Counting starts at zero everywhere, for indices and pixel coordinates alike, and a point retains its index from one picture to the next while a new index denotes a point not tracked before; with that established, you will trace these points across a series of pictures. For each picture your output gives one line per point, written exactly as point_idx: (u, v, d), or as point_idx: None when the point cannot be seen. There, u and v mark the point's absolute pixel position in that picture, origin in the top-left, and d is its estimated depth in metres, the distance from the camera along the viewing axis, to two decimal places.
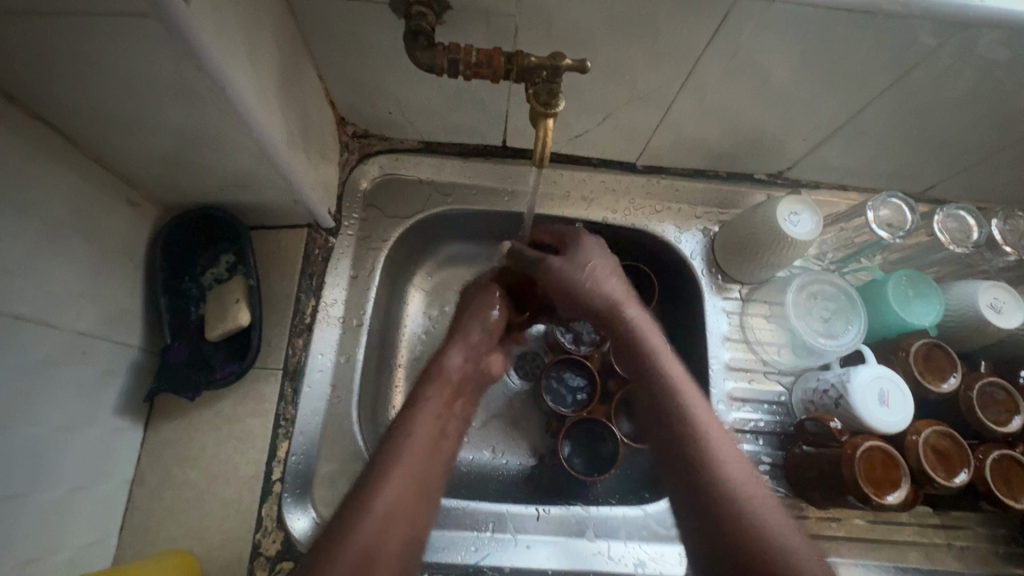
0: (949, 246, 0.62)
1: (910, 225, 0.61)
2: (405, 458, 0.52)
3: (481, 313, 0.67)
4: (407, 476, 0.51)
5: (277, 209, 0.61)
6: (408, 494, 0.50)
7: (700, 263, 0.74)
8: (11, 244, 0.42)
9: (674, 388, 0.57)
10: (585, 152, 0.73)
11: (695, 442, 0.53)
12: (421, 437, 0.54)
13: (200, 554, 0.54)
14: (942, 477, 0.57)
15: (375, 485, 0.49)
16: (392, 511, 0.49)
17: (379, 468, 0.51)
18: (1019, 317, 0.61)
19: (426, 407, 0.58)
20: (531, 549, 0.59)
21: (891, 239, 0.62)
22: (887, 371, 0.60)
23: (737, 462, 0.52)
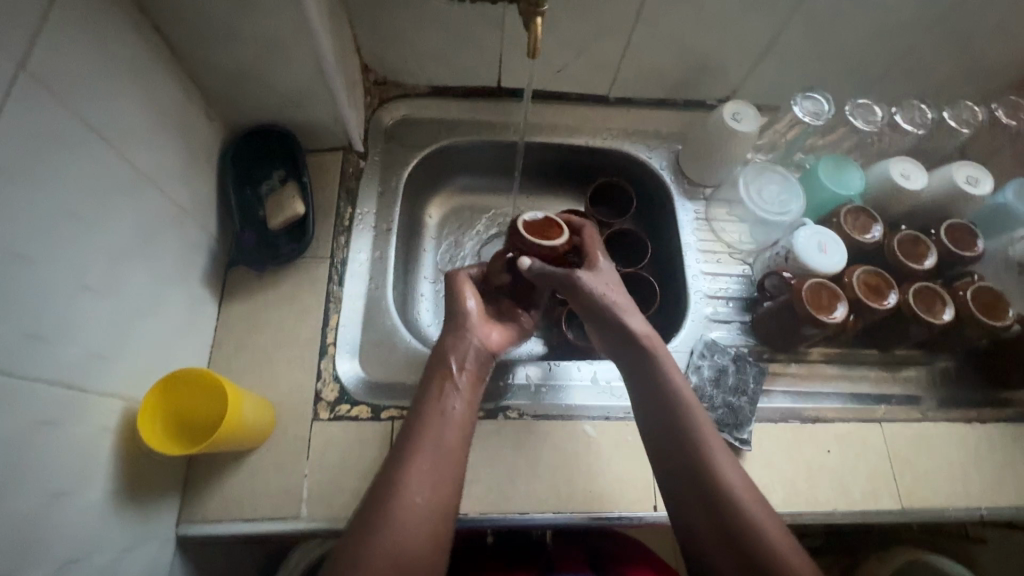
0: (862, 126, 0.77)
1: (827, 112, 0.76)
2: (399, 471, 0.54)
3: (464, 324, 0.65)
4: (411, 493, 0.52)
5: (320, 130, 0.75)
6: (421, 505, 0.52)
7: (669, 174, 0.89)
8: (141, 121, 0.55)
9: (675, 420, 0.59)
10: (566, 88, 0.88)
11: (707, 468, 0.56)
12: (435, 440, 0.56)
13: (273, 399, 0.65)
14: (874, 302, 0.70)
15: (394, 493, 0.52)
16: (402, 528, 0.50)
17: (384, 492, 0.52)
18: (923, 179, 0.77)
19: (432, 417, 0.58)
20: (543, 393, 0.71)
21: (813, 122, 0.76)
22: (823, 228, 0.74)
23: (757, 499, 0.55)
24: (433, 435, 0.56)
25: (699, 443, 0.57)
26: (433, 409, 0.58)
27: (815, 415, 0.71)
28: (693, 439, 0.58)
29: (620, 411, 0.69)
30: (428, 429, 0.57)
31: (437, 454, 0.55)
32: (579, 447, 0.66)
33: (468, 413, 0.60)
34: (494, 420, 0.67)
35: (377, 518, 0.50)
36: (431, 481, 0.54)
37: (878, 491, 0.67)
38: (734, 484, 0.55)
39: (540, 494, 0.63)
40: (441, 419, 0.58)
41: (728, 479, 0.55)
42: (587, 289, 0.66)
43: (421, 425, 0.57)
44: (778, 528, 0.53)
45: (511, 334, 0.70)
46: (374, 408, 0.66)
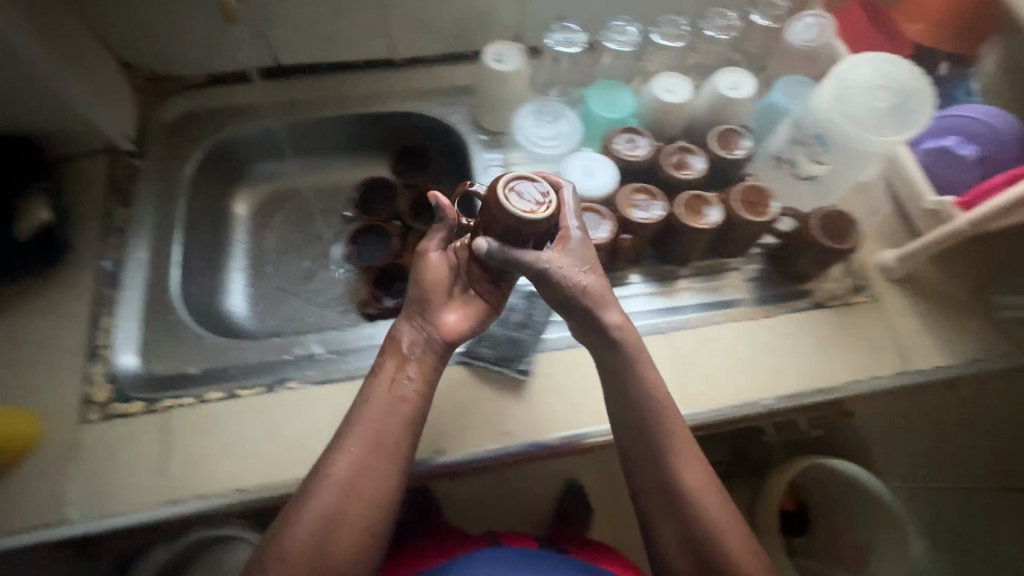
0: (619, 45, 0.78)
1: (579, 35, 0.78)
2: (339, 466, 0.54)
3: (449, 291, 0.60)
4: (333, 498, 0.53)
5: (75, 129, 0.75)
6: (343, 507, 0.53)
7: (464, 125, 0.88)
8: None
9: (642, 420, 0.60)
10: (345, 56, 0.87)
11: (665, 469, 0.59)
12: (363, 435, 0.55)
13: (38, 409, 0.64)
14: (639, 218, 0.71)
15: (314, 489, 0.54)
16: (322, 531, 0.53)
17: (307, 489, 0.54)
18: (686, 91, 0.78)
19: (367, 411, 0.56)
20: (328, 361, 0.70)
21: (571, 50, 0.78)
22: (591, 152, 0.75)
23: (723, 495, 0.59)
24: (371, 434, 0.55)
25: (665, 442, 0.59)
26: (370, 402, 0.57)
27: None
28: (652, 439, 0.59)
29: None
30: (362, 428, 0.55)
31: (376, 458, 0.55)
32: None
33: (413, 404, 0.57)
34: (273, 394, 0.67)
35: (298, 517, 0.53)
36: (363, 486, 0.54)
37: None
38: (681, 452, 0.59)
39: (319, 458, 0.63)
40: (374, 422, 0.56)
41: (681, 445, 0.60)
42: (555, 276, 0.56)
43: (354, 423, 0.56)
44: (731, 520, 0.58)
45: (479, 310, 0.61)
46: (147, 402, 0.65)
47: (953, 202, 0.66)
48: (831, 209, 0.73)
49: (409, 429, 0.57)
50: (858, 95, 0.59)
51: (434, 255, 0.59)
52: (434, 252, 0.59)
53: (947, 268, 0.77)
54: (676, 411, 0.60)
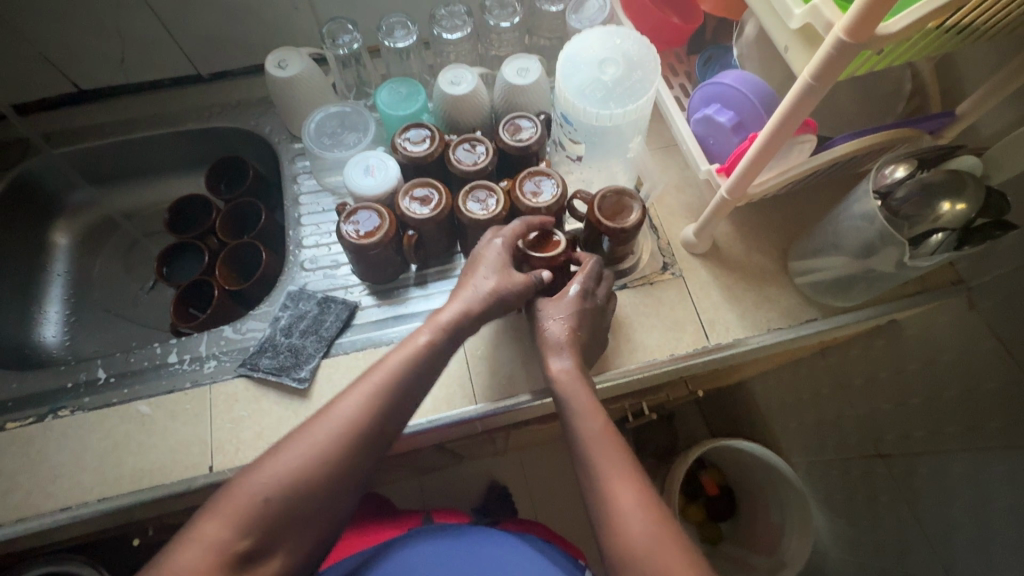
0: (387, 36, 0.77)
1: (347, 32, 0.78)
2: (343, 412, 0.51)
3: (474, 278, 0.62)
4: (316, 449, 0.49)
5: None
6: (328, 462, 0.48)
7: (276, 134, 0.87)
8: None
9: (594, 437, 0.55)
10: (149, 76, 0.87)
11: (608, 483, 0.52)
12: (375, 384, 0.53)
13: None
14: (412, 212, 0.70)
15: (311, 428, 0.50)
16: (289, 483, 0.47)
17: (300, 432, 0.50)
18: (471, 82, 0.76)
19: (385, 364, 0.55)
20: (107, 386, 0.68)
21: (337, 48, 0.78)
22: (374, 152, 0.74)
23: (662, 525, 0.49)
24: (374, 392, 0.52)
25: (597, 458, 0.54)
26: (394, 354, 0.56)
27: (395, 336, 0.72)
28: (598, 456, 0.54)
29: (187, 381, 0.68)
30: (367, 384, 0.53)
31: (378, 419, 0.52)
32: (131, 428, 0.65)
33: (429, 364, 0.56)
34: (41, 423, 0.65)
35: (270, 461, 0.48)
36: (353, 446, 0.50)
37: (449, 393, 0.69)
38: (606, 456, 0.54)
39: (84, 484, 0.62)
40: (396, 365, 0.55)
41: (611, 453, 0.54)
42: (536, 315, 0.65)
43: (366, 378, 0.53)
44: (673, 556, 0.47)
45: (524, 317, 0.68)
46: None
47: (716, 170, 0.65)
48: (613, 187, 0.71)
49: (411, 393, 0.54)
50: (582, 71, 0.59)
51: (495, 240, 0.65)
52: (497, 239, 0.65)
53: (748, 239, 0.76)
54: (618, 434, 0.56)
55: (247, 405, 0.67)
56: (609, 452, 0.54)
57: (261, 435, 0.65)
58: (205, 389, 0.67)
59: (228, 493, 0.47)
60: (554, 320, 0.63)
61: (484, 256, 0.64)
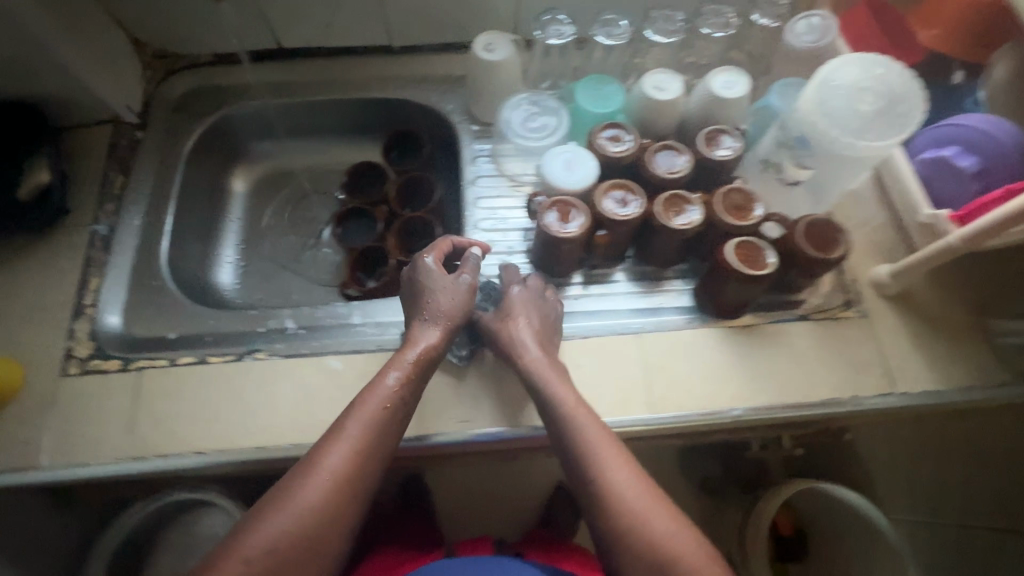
0: (609, 37, 0.75)
1: (569, 27, 0.76)
2: (330, 455, 0.54)
3: (424, 303, 0.67)
4: (319, 485, 0.52)
5: (80, 100, 0.78)
6: (327, 502, 0.52)
7: (456, 116, 0.89)
8: None
9: (591, 443, 0.57)
10: (345, 41, 0.89)
11: (599, 483, 0.55)
12: (363, 413, 0.57)
13: (25, 360, 0.67)
14: (614, 214, 0.69)
15: (311, 464, 0.54)
16: (287, 530, 0.50)
17: (297, 477, 0.53)
18: (676, 88, 0.76)
19: (365, 400, 0.58)
20: (303, 335, 0.72)
21: (558, 42, 0.76)
22: (572, 146, 0.74)
23: (665, 513, 0.53)
24: (354, 433, 0.56)
25: (593, 460, 0.56)
26: (366, 402, 0.58)
27: (572, 332, 0.72)
28: (590, 461, 0.56)
29: (372, 344, 0.70)
30: (347, 431, 0.55)
31: (370, 445, 0.56)
32: (324, 381, 0.68)
33: (403, 394, 0.60)
34: (240, 363, 0.68)
35: (267, 519, 0.50)
36: (347, 470, 0.54)
37: (628, 400, 0.68)
38: (610, 458, 0.56)
39: (280, 429, 0.65)
40: (378, 401, 0.58)
41: (602, 457, 0.56)
42: (486, 320, 0.70)
43: (349, 425, 0.56)
44: (678, 534, 0.52)
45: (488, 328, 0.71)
46: (125, 360, 0.68)
47: (947, 216, 0.63)
48: (818, 217, 0.69)
49: (391, 421, 0.58)
50: (840, 97, 0.57)
51: (427, 257, 0.69)
52: (429, 255, 0.69)
53: (938, 288, 0.73)
54: (610, 436, 0.58)
55: (430, 377, 0.68)
56: (600, 459, 0.56)
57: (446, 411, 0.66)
58: (392, 355, 0.69)
59: (228, 551, 0.49)
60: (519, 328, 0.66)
61: (422, 281, 0.68)
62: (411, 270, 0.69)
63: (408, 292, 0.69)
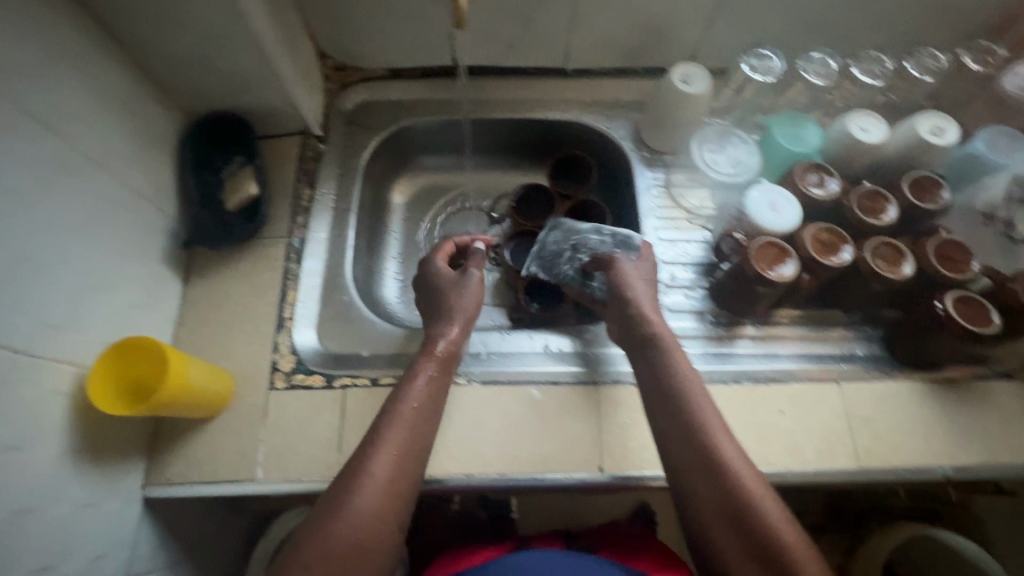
0: (815, 80, 0.74)
1: (779, 68, 0.75)
2: (381, 456, 0.54)
3: (444, 302, 0.71)
4: (381, 482, 0.52)
5: (277, 113, 0.78)
6: (382, 504, 0.52)
7: (629, 143, 0.88)
8: (88, 123, 0.57)
9: (700, 429, 0.57)
10: (521, 62, 0.88)
11: (713, 463, 0.55)
12: (401, 418, 0.57)
13: (232, 371, 0.68)
14: (824, 258, 0.68)
15: (363, 465, 0.53)
16: (356, 530, 0.49)
17: (350, 478, 0.52)
18: (882, 132, 0.74)
19: (403, 403, 0.58)
20: (498, 359, 0.72)
21: (764, 81, 0.75)
22: (775, 187, 0.73)
23: (776, 506, 0.52)
24: (403, 433, 0.56)
25: (708, 440, 0.56)
26: (400, 406, 0.58)
27: (770, 376, 0.71)
28: (701, 442, 0.56)
29: (569, 375, 0.70)
30: (391, 435, 0.55)
31: (410, 447, 0.56)
32: (526, 411, 0.67)
33: (431, 395, 0.61)
34: None
35: (337, 515, 0.50)
36: (399, 470, 0.54)
37: (833, 451, 0.66)
38: (724, 444, 0.56)
39: (485, 456, 0.65)
40: (409, 406, 0.58)
41: (718, 442, 0.56)
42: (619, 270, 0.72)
43: (390, 429, 0.56)
44: (790, 524, 0.51)
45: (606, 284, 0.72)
46: (328, 377, 0.68)
47: None
48: None
49: (427, 422, 0.59)
50: None
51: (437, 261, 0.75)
52: (440, 259, 0.76)
53: None
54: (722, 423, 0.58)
55: (631, 414, 0.67)
56: (716, 442, 0.56)
57: (648, 448, 0.65)
58: (591, 388, 0.69)
59: (298, 546, 0.49)
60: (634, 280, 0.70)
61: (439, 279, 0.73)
62: (430, 273, 0.74)
63: (438, 300, 0.72)
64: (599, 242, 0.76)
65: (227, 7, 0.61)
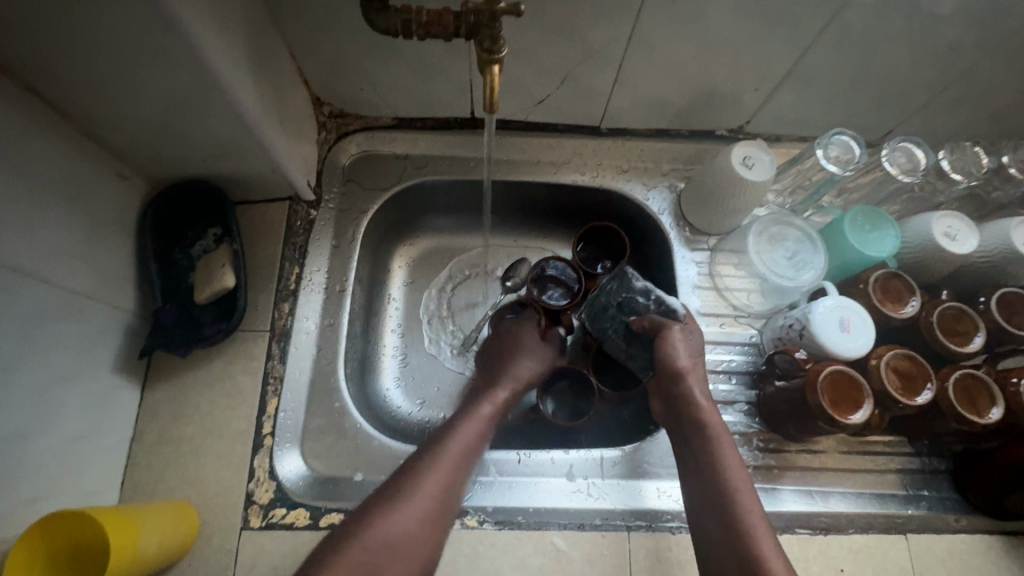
0: (899, 176, 0.64)
1: (860, 159, 0.64)
2: (430, 480, 0.53)
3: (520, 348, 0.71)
4: (429, 487, 0.52)
5: (260, 179, 0.65)
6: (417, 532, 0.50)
7: (669, 219, 0.77)
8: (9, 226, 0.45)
9: (722, 465, 0.55)
10: (550, 118, 0.76)
11: (730, 499, 0.53)
12: (466, 433, 0.59)
13: (197, 503, 0.57)
14: (905, 397, 0.58)
15: (419, 468, 0.54)
16: (390, 534, 0.48)
17: (405, 479, 0.53)
18: (973, 241, 0.63)
19: (466, 420, 0.61)
20: (514, 490, 0.61)
21: (840, 174, 0.64)
22: (846, 300, 0.62)
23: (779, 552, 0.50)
24: (449, 464, 0.55)
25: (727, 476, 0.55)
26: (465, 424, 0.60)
27: (827, 523, 0.62)
28: (722, 474, 0.55)
29: (597, 517, 0.60)
30: (447, 449, 0.56)
31: (461, 465, 0.56)
32: (547, 564, 0.57)
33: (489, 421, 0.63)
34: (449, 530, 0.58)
35: (382, 513, 0.49)
36: (447, 482, 0.54)
37: None
38: (741, 484, 0.54)
39: None
40: (477, 426, 0.61)
41: (737, 481, 0.54)
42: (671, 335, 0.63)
43: (451, 440, 0.57)
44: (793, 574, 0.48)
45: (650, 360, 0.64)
46: (312, 513, 0.57)
47: None
48: None
49: (478, 443, 0.60)
50: None
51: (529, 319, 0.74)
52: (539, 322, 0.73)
53: None
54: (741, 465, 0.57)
55: (671, 571, 0.57)
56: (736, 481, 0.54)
57: None
58: (623, 535, 0.58)
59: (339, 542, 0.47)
60: (679, 346, 0.62)
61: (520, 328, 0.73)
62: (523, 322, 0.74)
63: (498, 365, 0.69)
64: (646, 306, 0.65)
65: (193, 78, 0.49)
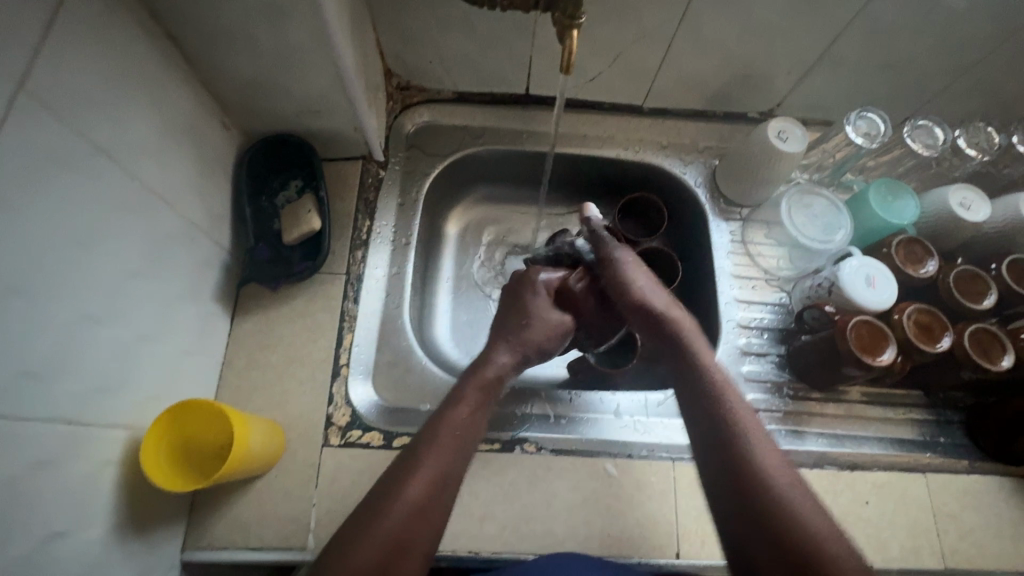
0: (921, 151, 0.71)
1: (884, 134, 0.71)
2: (422, 474, 0.49)
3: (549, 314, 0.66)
4: (423, 485, 0.48)
5: (340, 138, 0.72)
6: (412, 528, 0.46)
7: (704, 191, 0.84)
8: (150, 154, 0.51)
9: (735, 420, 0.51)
10: (598, 96, 0.83)
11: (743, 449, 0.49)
12: (459, 418, 0.53)
13: (284, 422, 0.62)
14: (925, 345, 0.64)
15: (412, 464, 0.49)
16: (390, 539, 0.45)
17: (397, 476, 0.48)
18: (986, 211, 0.70)
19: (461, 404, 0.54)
20: (567, 423, 0.67)
21: (866, 145, 0.71)
22: (871, 260, 0.69)
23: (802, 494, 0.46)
24: (444, 455, 0.50)
25: (741, 425, 0.50)
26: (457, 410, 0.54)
27: (852, 462, 0.67)
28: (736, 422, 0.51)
29: (643, 448, 0.65)
30: (439, 445, 0.51)
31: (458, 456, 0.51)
32: (599, 487, 0.62)
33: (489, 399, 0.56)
34: (511, 454, 0.63)
35: (374, 521, 0.45)
36: (443, 477, 0.49)
37: (919, 547, 0.63)
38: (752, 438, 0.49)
39: (555, 534, 0.60)
40: (479, 412, 0.54)
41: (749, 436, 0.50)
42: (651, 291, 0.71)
43: (444, 431, 0.52)
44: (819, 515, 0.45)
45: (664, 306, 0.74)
46: (386, 435, 0.63)
47: None
48: None
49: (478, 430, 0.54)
50: None
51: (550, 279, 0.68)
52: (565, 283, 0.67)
53: None
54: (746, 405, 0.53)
55: None
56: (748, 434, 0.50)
57: None
58: (668, 465, 0.64)
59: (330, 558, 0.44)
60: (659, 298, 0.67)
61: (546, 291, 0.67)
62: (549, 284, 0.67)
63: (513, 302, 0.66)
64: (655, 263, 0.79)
65: (309, 34, 0.55)
